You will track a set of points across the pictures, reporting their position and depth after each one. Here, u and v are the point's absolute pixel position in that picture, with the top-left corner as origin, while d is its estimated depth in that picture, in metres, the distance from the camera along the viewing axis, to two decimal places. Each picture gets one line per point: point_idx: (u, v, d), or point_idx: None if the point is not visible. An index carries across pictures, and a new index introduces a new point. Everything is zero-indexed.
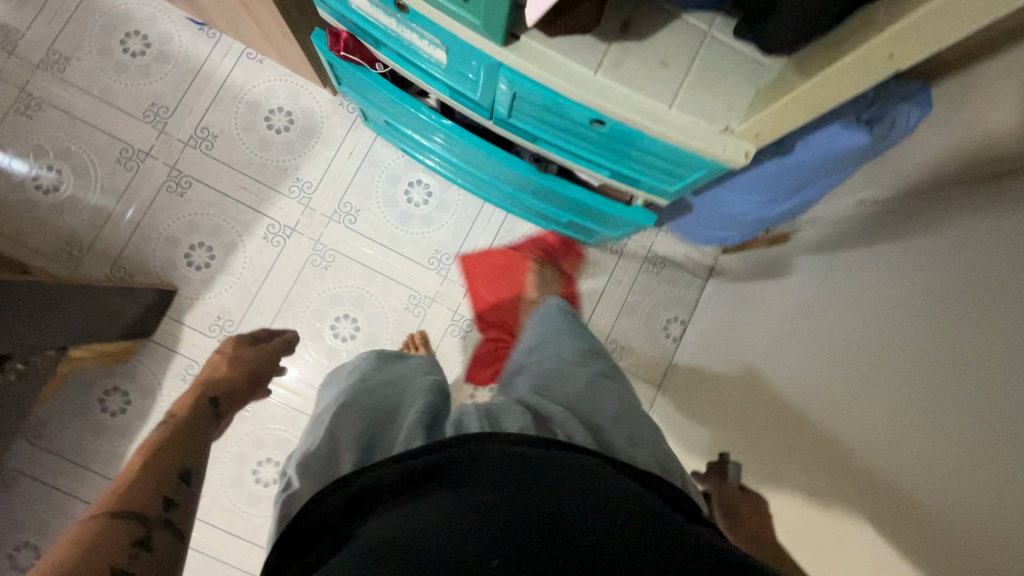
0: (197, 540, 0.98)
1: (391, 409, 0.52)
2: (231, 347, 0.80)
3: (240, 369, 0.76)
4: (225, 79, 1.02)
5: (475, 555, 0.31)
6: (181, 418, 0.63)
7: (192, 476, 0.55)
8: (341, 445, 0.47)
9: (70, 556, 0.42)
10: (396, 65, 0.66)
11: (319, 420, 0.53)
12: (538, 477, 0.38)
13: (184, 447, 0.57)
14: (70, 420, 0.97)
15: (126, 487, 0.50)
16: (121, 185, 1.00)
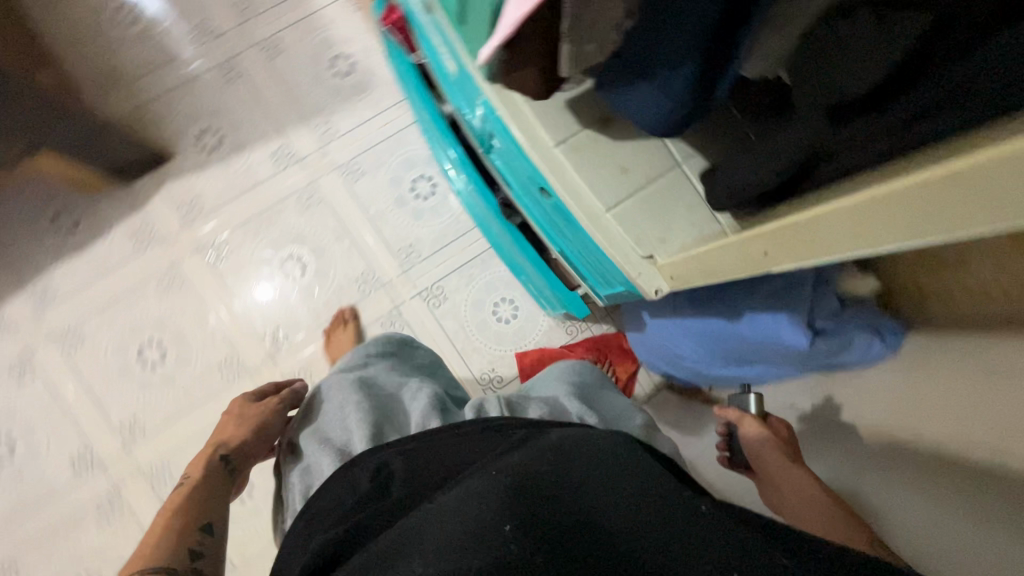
0: (57, 379, 0.99)
1: (395, 397, 0.64)
2: (239, 410, 0.71)
3: (250, 427, 0.67)
4: (317, 10, 1.08)
5: (488, 521, 0.35)
6: (191, 482, 0.59)
7: (212, 527, 0.55)
8: (351, 423, 0.58)
9: None
10: (426, 59, 0.69)
11: (327, 399, 0.65)
12: (552, 449, 0.42)
13: (197, 503, 0.56)
14: (20, 217, 1.01)
15: (153, 539, 0.51)
16: (181, 50, 1.06)
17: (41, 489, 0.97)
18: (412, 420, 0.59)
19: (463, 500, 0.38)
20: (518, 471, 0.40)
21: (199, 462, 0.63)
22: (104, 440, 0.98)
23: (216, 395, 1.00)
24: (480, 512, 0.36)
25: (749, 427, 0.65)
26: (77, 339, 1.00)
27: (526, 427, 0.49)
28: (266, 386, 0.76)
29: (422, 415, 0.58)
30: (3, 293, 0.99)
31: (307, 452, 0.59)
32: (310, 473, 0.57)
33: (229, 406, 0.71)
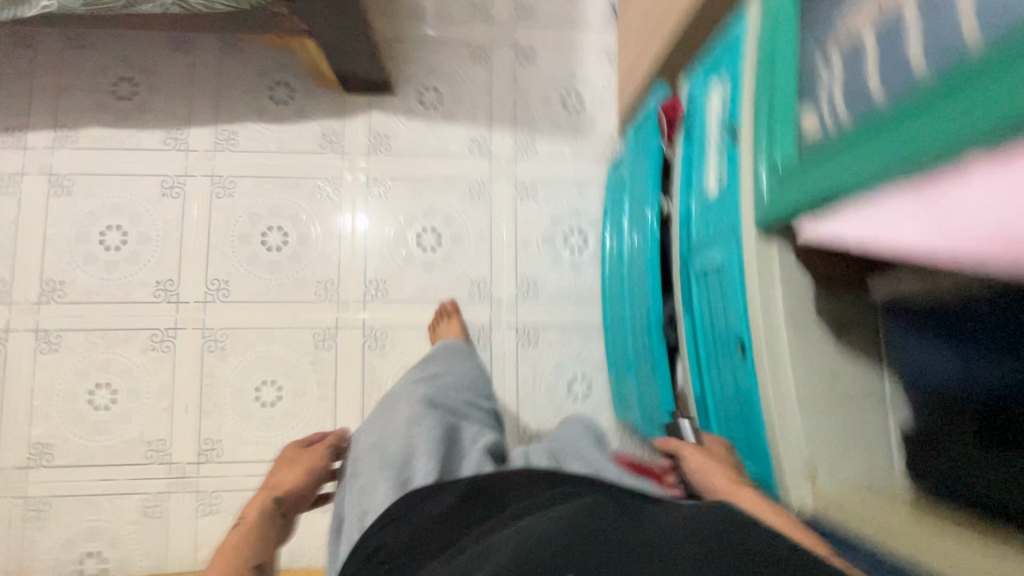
0: (192, 213, 1.05)
1: (456, 433, 0.80)
2: (292, 455, 0.81)
3: (303, 475, 0.77)
4: (580, 49, 1.15)
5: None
6: (246, 523, 0.69)
7: (265, 565, 0.65)
8: (410, 446, 0.75)
9: None
10: (680, 155, 0.69)
11: (388, 427, 0.79)
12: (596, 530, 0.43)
13: (249, 544, 0.66)
14: (245, 66, 1.08)
15: (249, 527, 0.69)
16: (455, 13, 1.13)
17: (120, 291, 1.02)
18: (468, 461, 0.76)
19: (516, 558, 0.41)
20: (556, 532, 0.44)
21: (255, 504, 0.73)
22: (193, 284, 1.03)
23: (301, 306, 1.04)
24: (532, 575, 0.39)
25: (690, 454, 0.59)
26: (226, 190, 1.06)
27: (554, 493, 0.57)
28: (311, 436, 0.86)
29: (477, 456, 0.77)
30: (196, 118, 1.06)
31: (365, 479, 0.73)
32: (366, 495, 0.72)
33: (278, 457, 0.81)
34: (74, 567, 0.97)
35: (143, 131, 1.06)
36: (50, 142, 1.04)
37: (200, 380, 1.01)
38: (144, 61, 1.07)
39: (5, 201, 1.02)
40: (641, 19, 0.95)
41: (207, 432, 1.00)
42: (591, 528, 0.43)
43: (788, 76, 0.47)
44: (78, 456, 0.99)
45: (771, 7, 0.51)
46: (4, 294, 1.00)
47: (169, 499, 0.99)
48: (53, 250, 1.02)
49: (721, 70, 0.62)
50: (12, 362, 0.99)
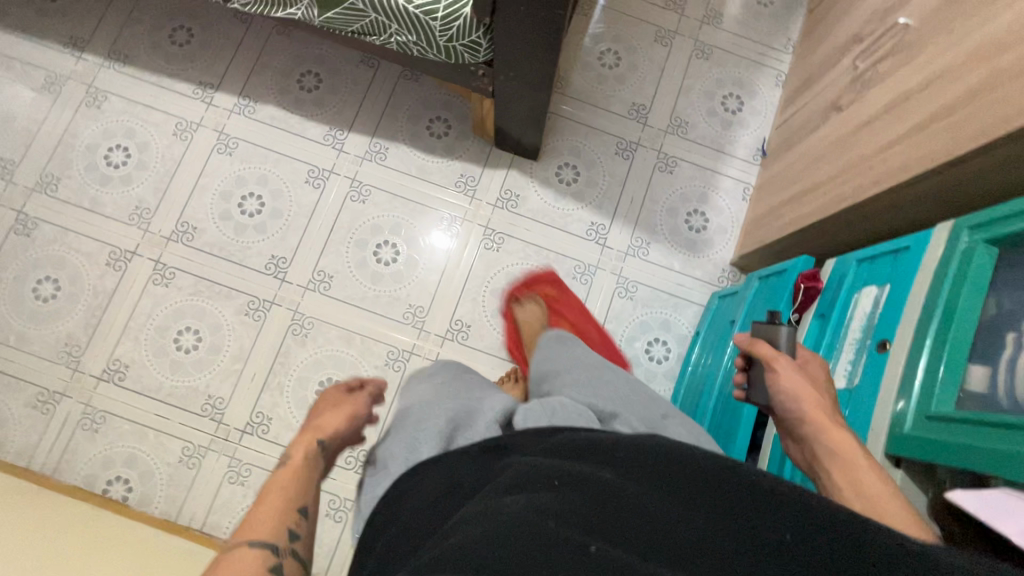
0: (323, 205, 1.13)
1: (468, 410, 0.64)
2: (334, 400, 0.75)
3: (344, 420, 0.71)
4: (720, 174, 1.19)
5: (576, 538, 0.37)
6: (293, 464, 0.62)
7: (308, 511, 0.57)
8: (419, 438, 0.60)
9: (244, 544, 0.50)
10: (806, 333, 0.71)
11: (403, 421, 0.64)
12: (584, 477, 0.44)
13: (294, 491, 0.58)
14: (416, 96, 1.17)
15: (289, 474, 0.61)
16: (616, 107, 1.20)
17: (238, 253, 1.10)
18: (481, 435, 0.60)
19: (527, 514, 0.39)
20: (552, 489, 0.42)
21: (299, 448, 0.65)
22: (301, 269, 1.10)
23: (387, 321, 1.09)
24: (551, 525, 0.38)
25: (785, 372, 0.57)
26: (360, 196, 1.14)
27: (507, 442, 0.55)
28: (349, 383, 0.81)
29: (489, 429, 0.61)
30: (358, 125, 1.16)
31: (381, 459, 0.62)
32: (382, 474, 0.60)
33: (316, 402, 0.75)
34: (100, 487, 1.01)
35: (310, 122, 1.16)
36: (232, 106, 1.16)
37: (275, 356, 1.07)
38: (333, 64, 1.18)
39: (177, 143, 1.14)
40: (794, 176, 0.98)
41: (262, 406, 1.05)
42: (590, 479, 0.43)
43: (962, 330, 0.49)
44: (146, 386, 1.05)
45: (955, 249, 0.53)
46: (144, 222, 1.10)
47: (206, 455, 1.03)
48: (198, 199, 1.12)
49: (881, 276, 0.63)
50: (127, 282, 1.08)
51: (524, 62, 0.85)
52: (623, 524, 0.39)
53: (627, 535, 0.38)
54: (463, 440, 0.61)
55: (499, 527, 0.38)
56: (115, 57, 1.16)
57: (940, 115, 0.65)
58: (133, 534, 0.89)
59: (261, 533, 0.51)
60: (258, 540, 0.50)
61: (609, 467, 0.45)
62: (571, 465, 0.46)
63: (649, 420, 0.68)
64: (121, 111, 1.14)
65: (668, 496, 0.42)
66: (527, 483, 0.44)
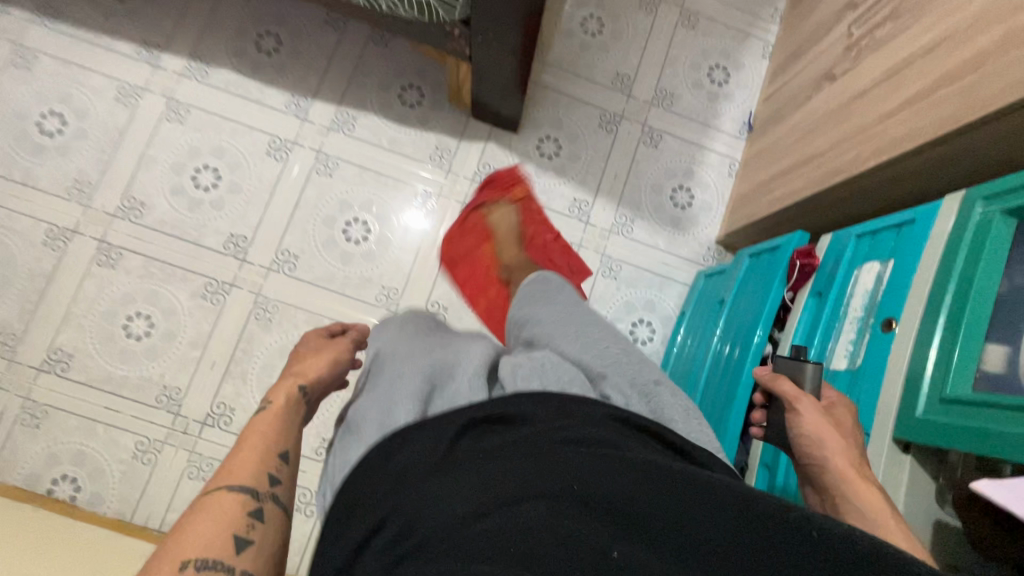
0: (287, 179, 1.04)
1: (444, 369, 0.55)
2: (315, 344, 0.65)
3: (328, 365, 0.61)
4: (706, 149, 1.15)
5: (598, 546, 0.33)
6: (272, 407, 0.54)
7: (291, 455, 0.50)
8: (395, 399, 0.52)
9: (214, 491, 0.44)
10: (801, 312, 0.67)
11: (378, 381, 0.56)
12: (581, 472, 0.39)
13: (277, 432, 0.51)
14: (386, 61, 1.09)
15: (268, 416, 0.53)
16: (599, 77, 1.14)
17: (193, 231, 1.01)
18: (459, 397, 0.52)
19: (537, 528, 0.35)
20: (549, 492, 0.37)
21: (281, 391, 0.56)
22: (264, 248, 1.02)
23: (360, 304, 1.03)
24: (569, 539, 0.34)
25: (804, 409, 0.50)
26: (327, 169, 1.05)
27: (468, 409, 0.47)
28: (331, 327, 0.71)
29: (470, 386, 0.53)
30: (323, 92, 1.07)
31: (353, 420, 0.54)
32: (354, 438, 0.52)
33: (297, 346, 0.65)
34: (45, 487, 0.93)
35: (270, 88, 1.06)
36: (181, 69, 1.05)
37: (237, 342, 0.99)
38: (294, 24, 1.08)
39: (120, 110, 1.03)
40: (785, 150, 0.94)
41: (224, 396, 0.97)
42: (589, 474, 0.39)
43: (979, 309, 0.46)
44: (93, 376, 0.96)
45: (969, 222, 0.50)
46: (85, 197, 1.00)
47: (162, 450, 0.95)
48: (146, 172, 1.02)
49: (883, 250, 0.59)
50: (67, 263, 0.98)
51: (505, 19, 0.78)
52: (636, 520, 0.35)
53: (642, 535, 0.35)
54: (440, 403, 0.52)
55: (504, 542, 0.34)
56: (44, 11, 1.03)
57: (946, 81, 0.61)
58: (82, 537, 0.82)
59: (231, 477, 0.45)
60: (230, 486, 0.45)
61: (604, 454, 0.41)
62: (571, 449, 0.41)
63: (640, 384, 0.57)
64: (54, 73, 1.03)
65: (680, 482, 0.38)
66: (519, 483, 0.38)
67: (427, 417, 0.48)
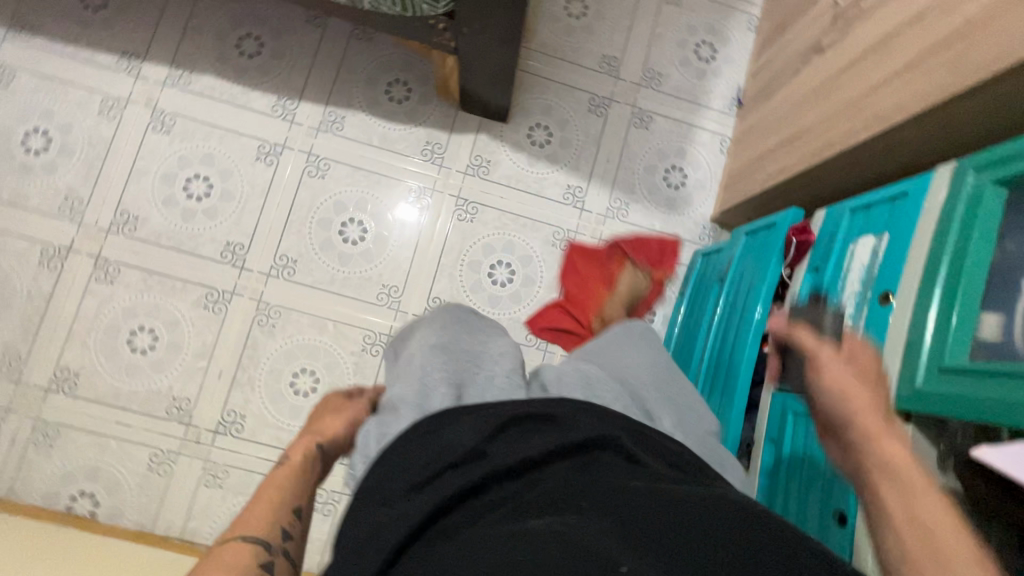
0: (280, 183, 1.04)
1: (474, 361, 0.58)
2: (335, 403, 0.67)
3: (347, 424, 0.63)
4: (697, 127, 1.14)
5: (608, 556, 0.34)
6: (289, 464, 0.57)
7: (303, 513, 0.53)
8: (426, 388, 0.54)
9: (226, 545, 0.46)
10: (799, 289, 0.69)
11: (408, 365, 0.58)
12: (609, 498, 0.40)
13: (290, 490, 0.54)
14: (371, 57, 1.07)
15: (285, 473, 0.56)
16: (586, 60, 1.13)
17: (189, 242, 1.01)
18: (494, 386, 0.56)
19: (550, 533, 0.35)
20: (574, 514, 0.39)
21: (297, 448, 0.59)
22: (262, 254, 1.02)
23: (362, 304, 1.03)
24: (582, 545, 0.34)
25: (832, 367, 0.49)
26: (319, 171, 1.05)
27: (508, 411, 0.49)
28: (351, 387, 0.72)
29: (505, 378, 0.57)
30: (309, 93, 1.06)
31: (388, 403, 0.56)
32: (392, 415, 0.54)
33: (317, 405, 0.67)
34: (64, 504, 0.94)
35: (255, 92, 1.05)
36: (163, 78, 1.03)
37: (242, 349, 0.99)
38: (274, 25, 1.06)
39: (104, 123, 1.02)
40: (776, 125, 0.94)
41: (234, 404, 0.98)
42: (619, 499, 0.40)
43: (974, 279, 0.47)
44: (101, 393, 0.97)
45: (961, 194, 0.51)
46: (77, 214, 0.99)
47: (177, 460, 0.96)
48: (137, 185, 1.01)
49: (878, 224, 0.60)
50: (65, 282, 0.98)
51: (490, 11, 0.77)
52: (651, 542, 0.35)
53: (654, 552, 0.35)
54: (472, 396, 0.55)
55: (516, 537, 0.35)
56: (18, 25, 1.01)
57: (935, 51, 0.62)
58: (105, 551, 0.83)
59: (244, 532, 0.47)
60: (242, 539, 0.46)
61: (638, 482, 0.42)
62: (604, 478, 0.42)
63: (697, 434, 0.60)
64: (34, 90, 1.01)
65: (703, 510, 0.38)
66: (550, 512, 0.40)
67: (459, 407, 0.50)
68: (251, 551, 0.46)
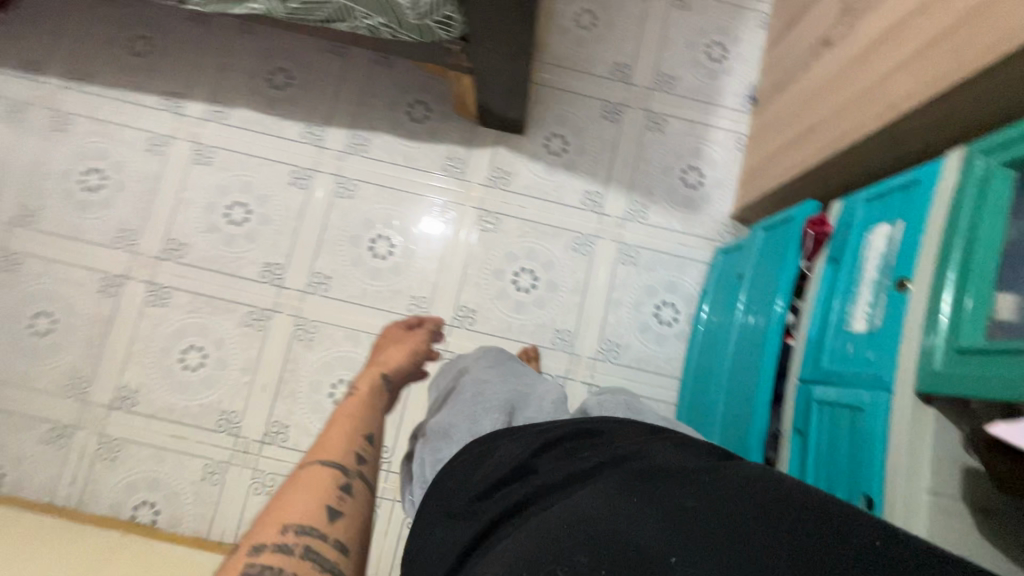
0: (312, 205, 1.10)
1: (522, 393, 0.63)
2: (395, 336, 0.77)
3: (407, 354, 0.72)
4: (711, 127, 1.16)
5: (656, 551, 0.34)
6: (360, 393, 0.64)
7: (374, 440, 0.58)
8: (476, 413, 0.59)
9: (309, 468, 0.52)
10: (818, 280, 0.69)
11: (456, 398, 0.63)
12: (654, 489, 0.40)
13: (364, 417, 0.60)
14: (391, 81, 1.13)
15: (357, 401, 0.62)
16: (598, 68, 1.16)
17: (231, 264, 1.08)
18: (543, 413, 0.60)
19: (600, 522, 0.37)
20: (614, 505, 0.39)
21: (365, 379, 0.68)
22: (298, 273, 1.08)
23: (393, 315, 1.08)
24: (632, 537, 0.36)
25: None
26: (347, 191, 1.11)
27: (560, 429, 0.50)
28: (409, 321, 0.82)
29: (552, 405, 0.61)
30: (335, 118, 1.12)
31: (437, 429, 0.61)
32: (443, 440, 0.59)
33: (381, 335, 0.77)
34: (128, 514, 1.01)
35: (286, 121, 1.12)
36: (203, 114, 1.11)
37: (284, 364, 1.05)
38: (301, 58, 1.13)
39: (152, 159, 1.10)
40: (790, 119, 0.95)
41: (278, 415, 1.04)
42: (668, 489, 0.39)
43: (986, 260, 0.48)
44: (157, 409, 1.04)
45: (972, 177, 0.51)
46: (131, 244, 1.08)
47: (228, 470, 1.02)
48: (183, 214, 1.09)
49: (891, 212, 0.61)
50: (122, 307, 1.06)
51: (500, 33, 0.81)
52: (703, 530, 0.35)
53: (704, 539, 0.35)
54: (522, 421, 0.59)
55: (556, 542, 0.36)
56: (74, 76, 1.11)
57: (940, 37, 0.62)
58: (169, 556, 0.90)
59: (324, 455, 0.53)
60: (322, 462, 0.52)
61: (691, 474, 0.41)
62: (649, 469, 0.42)
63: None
64: (90, 133, 1.10)
65: (755, 498, 0.37)
66: (591, 497, 0.40)
67: (513, 427, 0.54)
68: (329, 472, 0.51)
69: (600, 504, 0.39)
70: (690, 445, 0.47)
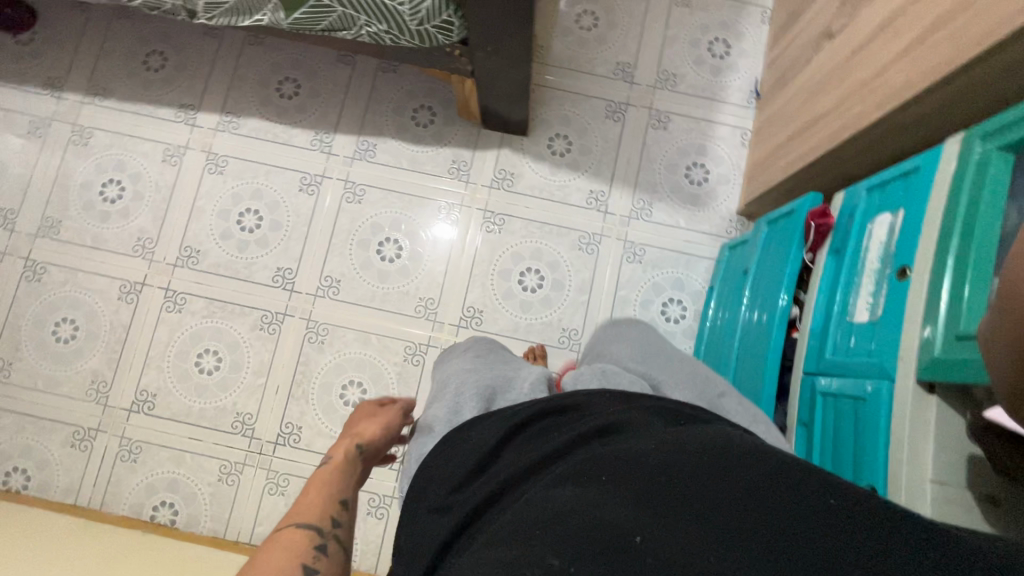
0: (322, 211, 1.12)
1: (505, 379, 0.64)
2: (369, 410, 0.75)
3: (382, 427, 0.71)
4: (715, 123, 1.16)
5: (622, 529, 0.35)
6: (334, 461, 0.64)
7: (349, 503, 0.58)
8: (460, 401, 0.62)
9: (285, 526, 0.52)
10: (821, 272, 0.69)
11: (443, 391, 0.66)
12: (619, 464, 0.41)
13: (339, 483, 0.60)
14: (397, 87, 1.15)
15: (331, 468, 0.63)
16: (601, 68, 1.17)
17: (244, 270, 1.11)
18: (521, 394, 0.62)
19: (568, 506, 0.38)
20: (582, 491, 0.40)
21: (339, 450, 0.66)
22: (308, 277, 1.10)
23: (402, 317, 1.09)
24: (596, 517, 0.36)
25: None
26: (355, 197, 1.13)
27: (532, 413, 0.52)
28: (382, 398, 0.80)
29: (531, 386, 0.63)
30: (343, 125, 1.15)
31: (423, 424, 0.63)
32: (427, 435, 0.61)
33: (353, 411, 0.75)
34: (148, 514, 1.04)
35: (295, 129, 1.15)
36: (216, 124, 1.15)
37: (296, 366, 1.07)
38: (309, 67, 1.16)
39: (168, 169, 1.14)
40: (794, 112, 0.94)
41: (291, 417, 1.06)
42: (634, 464, 0.41)
43: (985, 245, 0.48)
44: (175, 411, 1.07)
45: (969, 162, 0.51)
46: (148, 252, 1.11)
47: (243, 470, 1.05)
48: (197, 222, 1.12)
49: (893, 201, 0.61)
50: (140, 313, 1.09)
51: (500, 36, 0.82)
52: (669, 505, 0.36)
53: (668, 516, 0.36)
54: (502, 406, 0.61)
55: (527, 534, 0.36)
56: (93, 91, 1.15)
57: (939, 25, 0.62)
58: (188, 554, 0.93)
59: (299, 515, 0.53)
60: (297, 521, 0.52)
61: (657, 446, 0.43)
62: (614, 447, 0.44)
63: (706, 396, 0.64)
64: (108, 146, 1.14)
65: (719, 470, 0.39)
66: (564, 484, 0.41)
67: (493, 414, 0.56)
68: (305, 531, 0.51)
69: (570, 485, 0.41)
70: (653, 415, 0.50)
